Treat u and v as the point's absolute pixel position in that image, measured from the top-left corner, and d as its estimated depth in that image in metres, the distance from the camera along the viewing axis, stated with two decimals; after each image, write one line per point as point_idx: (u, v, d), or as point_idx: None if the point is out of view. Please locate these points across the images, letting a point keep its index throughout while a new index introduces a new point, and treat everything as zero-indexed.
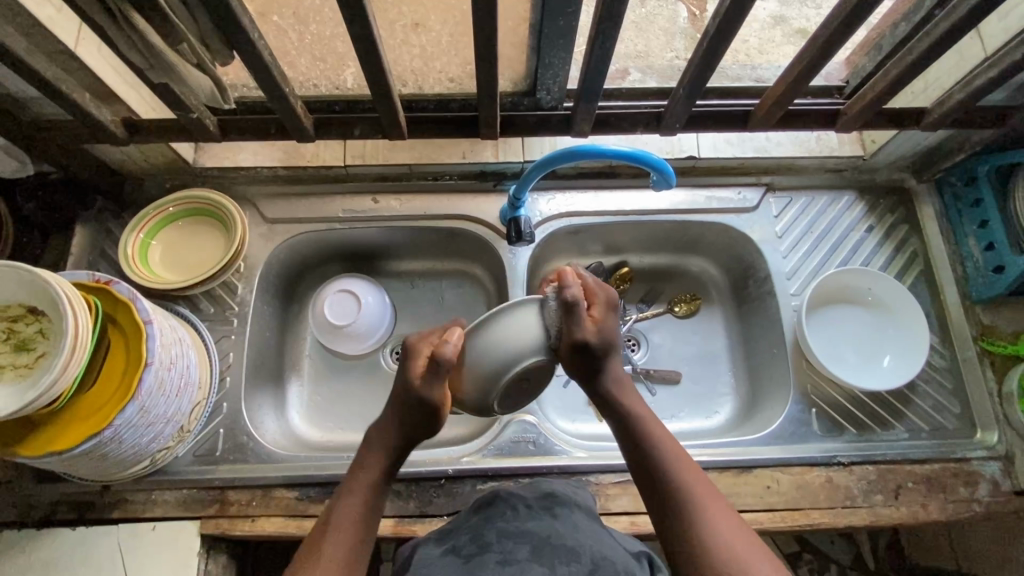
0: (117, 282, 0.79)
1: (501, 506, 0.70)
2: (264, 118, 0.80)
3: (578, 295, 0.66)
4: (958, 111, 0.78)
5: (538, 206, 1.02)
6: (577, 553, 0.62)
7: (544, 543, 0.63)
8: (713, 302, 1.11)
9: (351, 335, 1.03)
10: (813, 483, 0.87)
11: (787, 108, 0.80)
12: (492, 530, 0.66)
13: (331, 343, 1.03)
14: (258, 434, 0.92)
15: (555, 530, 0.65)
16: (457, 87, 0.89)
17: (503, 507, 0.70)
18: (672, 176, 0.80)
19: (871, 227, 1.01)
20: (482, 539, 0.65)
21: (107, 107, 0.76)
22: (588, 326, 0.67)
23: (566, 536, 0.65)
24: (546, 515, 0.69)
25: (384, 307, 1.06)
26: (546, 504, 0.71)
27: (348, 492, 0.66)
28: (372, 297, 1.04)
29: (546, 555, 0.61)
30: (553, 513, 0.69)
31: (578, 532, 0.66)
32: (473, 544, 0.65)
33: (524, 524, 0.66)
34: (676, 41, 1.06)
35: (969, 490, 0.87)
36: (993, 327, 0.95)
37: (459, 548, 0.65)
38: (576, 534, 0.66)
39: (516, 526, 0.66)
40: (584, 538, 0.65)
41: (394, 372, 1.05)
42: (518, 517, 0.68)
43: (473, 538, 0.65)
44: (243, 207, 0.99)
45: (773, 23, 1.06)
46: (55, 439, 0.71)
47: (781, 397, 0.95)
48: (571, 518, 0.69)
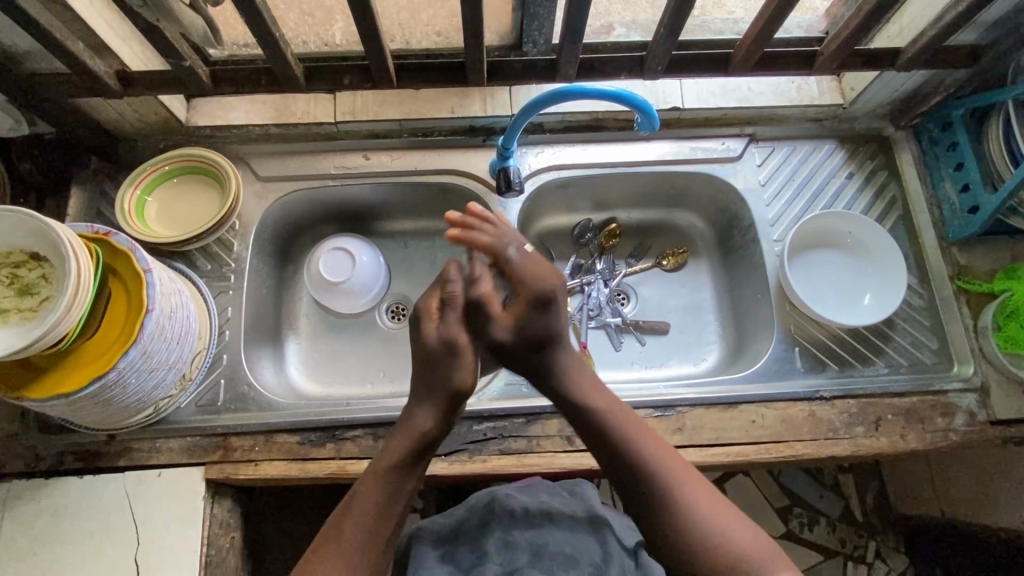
0: (116, 233, 0.80)
1: (498, 511, 0.78)
2: (256, 69, 0.81)
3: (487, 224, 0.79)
4: (931, 49, 0.81)
5: (527, 159, 1.04)
6: (575, 559, 0.73)
7: (541, 550, 0.74)
8: (699, 254, 1.14)
9: (341, 291, 1.05)
10: (796, 417, 0.90)
11: (765, 50, 0.82)
12: (491, 537, 0.76)
13: (326, 300, 1.05)
14: (258, 384, 0.94)
15: (550, 538, 0.75)
16: (444, 41, 0.91)
17: (500, 511, 0.78)
18: (656, 119, 0.82)
19: (851, 174, 1.04)
20: (481, 549, 0.75)
21: (102, 60, 0.78)
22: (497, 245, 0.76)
23: (563, 544, 0.75)
24: (541, 522, 0.77)
25: (378, 266, 1.07)
26: (543, 509, 0.79)
27: (364, 499, 0.67)
28: (366, 256, 1.06)
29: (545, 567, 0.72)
30: (548, 518, 0.77)
31: (568, 534, 0.76)
32: (472, 554, 0.75)
33: (520, 532, 0.76)
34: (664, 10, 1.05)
35: (946, 421, 0.91)
36: (969, 266, 0.98)
37: (459, 559, 0.75)
38: (569, 539, 0.76)
39: (513, 535, 0.76)
40: (578, 541, 0.76)
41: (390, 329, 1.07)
42: (517, 525, 0.77)
43: (473, 546, 0.76)
44: (237, 165, 1.01)
45: None
46: (63, 382, 0.73)
47: (767, 338, 0.98)
48: (566, 525, 0.77)
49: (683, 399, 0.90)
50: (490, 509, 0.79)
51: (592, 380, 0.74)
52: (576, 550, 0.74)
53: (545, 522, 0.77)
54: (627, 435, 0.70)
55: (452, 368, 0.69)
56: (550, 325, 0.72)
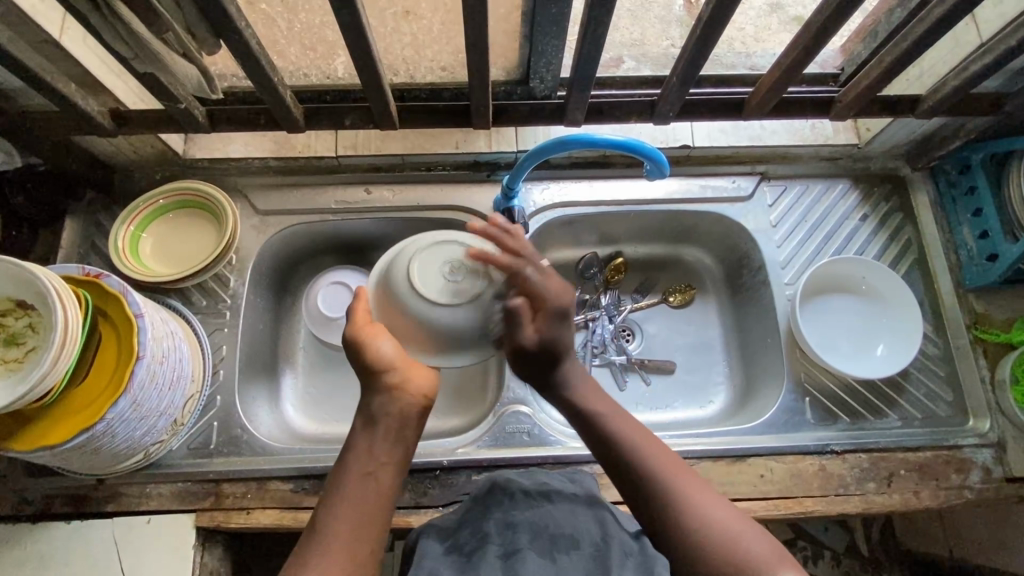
0: (108, 275, 0.78)
1: (498, 495, 0.72)
2: (253, 109, 0.78)
3: (521, 304, 0.65)
4: (954, 98, 0.78)
5: (532, 196, 1.01)
6: (576, 541, 0.65)
7: (542, 532, 0.65)
8: (707, 292, 1.11)
9: (335, 326, 1.01)
10: (806, 472, 0.87)
11: (780, 97, 0.79)
12: (491, 520, 0.68)
13: (321, 334, 1.02)
14: (253, 426, 0.92)
15: (553, 517, 0.67)
16: (449, 76, 0.88)
17: (500, 496, 0.72)
18: (666, 166, 0.79)
19: (865, 215, 1.01)
20: (481, 532, 0.66)
21: (95, 98, 0.75)
22: (529, 333, 0.66)
23: (564, 522, 0.66)
24: (541, 502, 0.70)
25: None
26: (542, 491, 0.72)
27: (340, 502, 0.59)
28: None
29: (546, 546, 0.64)
30: (548, 498, 0.70)
31: (574, 514, 0.68)
32: (473, 540, 0.66)
33: (521, 513, 0.68)
34: (672, 29, 1.04)
35: (961, 477, 0.88)
36: (986, 315, 0.95)
37: (459, 545, 0.66)
38: (571, 519, 0.67)
39: (512, 516, 0.67)
40: (580, 521, 0.67)
41: None
42: (517, 507, 0.69)
43: (473, 531, 0.67)
44: (235, 198, 0.99)
45: (770, 10, 1.04)
46: (48, 433, 0.71)
47: (776, 386, 0.95)
48: (566, 505, 0.70)
49: (689, 452, 0.87)
50: (490, 495, 0.71)
51: (596, 387, 0.71)
52: (578, 531, 0.66)
53: (545, 503, 0.70)
54: (643, 454, 0.65)
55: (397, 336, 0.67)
56: (562, 343, 0.67)
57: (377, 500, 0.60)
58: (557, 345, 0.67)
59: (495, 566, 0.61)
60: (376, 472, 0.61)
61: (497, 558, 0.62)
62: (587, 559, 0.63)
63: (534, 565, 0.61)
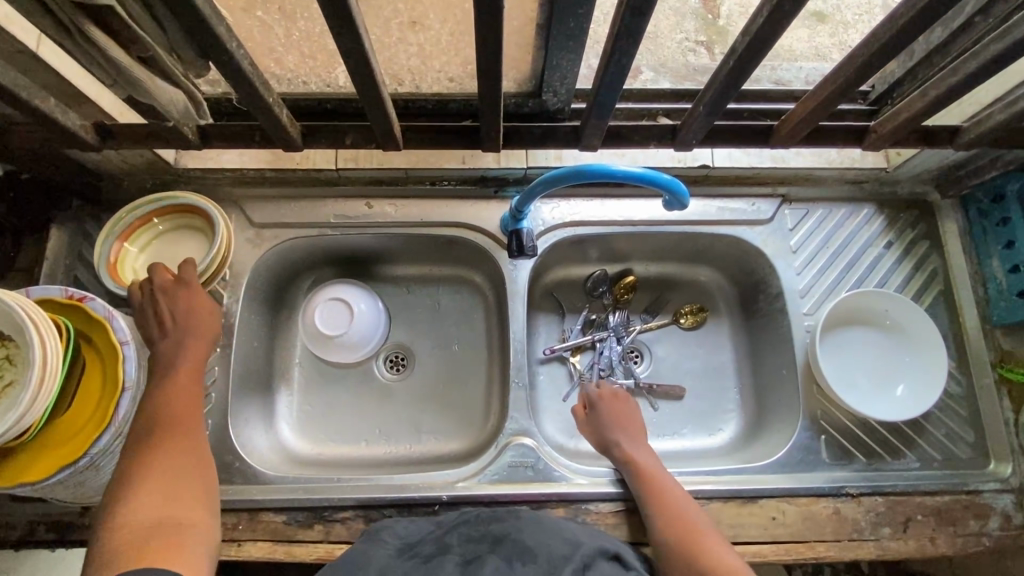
0: (92, 299, 0.74)
1: (468, 514, 0.74)
2: (247, 125, 0.73)
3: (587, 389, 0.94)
4: (999, 133, 0.72)
5: (541, 214, 0.97)
6: (534, 553, 0.65)
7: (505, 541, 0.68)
8: (720, 314, 1.07)
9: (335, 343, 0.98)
10: (819, 515, 0.84)
11: (813, 127, 0.74)
12: (455, 535, 0.70)
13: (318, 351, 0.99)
14: (246, 452, 0.88)
15: (514, 530, 0.69)
16: (457, 87, 0.84)
17: (470, 515, 0.74)
18: (687, 197, 0.74)
19: (890, 243, 0.96)
20: (443, 543, 0.69)
21: (77, 111, 0.70)
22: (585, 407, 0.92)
23: (527, 536, 0.68)
24: (509, 518, 0.72)
25: (378, 316, 1.01)
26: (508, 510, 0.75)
27: (157, 414, 0.71)
28: (365, 304, 0.99)
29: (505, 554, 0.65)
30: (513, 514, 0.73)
31: (542, 533, 0.69)
32: (433, 548, 0.68)
33: (488, 528, 0.70)
34: (686, 22, 0.99)
35: (980, 523, 0.85)
36: (1013, 352, 0.92)
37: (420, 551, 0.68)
38: (537, 534, 0.68)
39: (483, 531, 0.70)
40: (547, 536, 0.68)
41: (390, 384, 1.01)
42: (482, 522, 0.72)
43: (435, 542, 0.69)
44: (229, 210, 0.94)
45: None
46: (28, 469, 0.67)
47: (790, 420, 0.92)
48: (534, 517, 0.72)
49: (700, 492, 0.84)
50: (463, 515, 0.74)
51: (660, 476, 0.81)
52: (539, 544, 0.66)
53: (513, 517, 0.72)
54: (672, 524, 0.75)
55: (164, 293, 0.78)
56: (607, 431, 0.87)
57: (194, 405, 0.74)
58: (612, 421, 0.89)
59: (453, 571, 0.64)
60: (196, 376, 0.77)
61: (456, 564, 0.65)
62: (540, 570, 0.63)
63: (490, 569, 0.62)
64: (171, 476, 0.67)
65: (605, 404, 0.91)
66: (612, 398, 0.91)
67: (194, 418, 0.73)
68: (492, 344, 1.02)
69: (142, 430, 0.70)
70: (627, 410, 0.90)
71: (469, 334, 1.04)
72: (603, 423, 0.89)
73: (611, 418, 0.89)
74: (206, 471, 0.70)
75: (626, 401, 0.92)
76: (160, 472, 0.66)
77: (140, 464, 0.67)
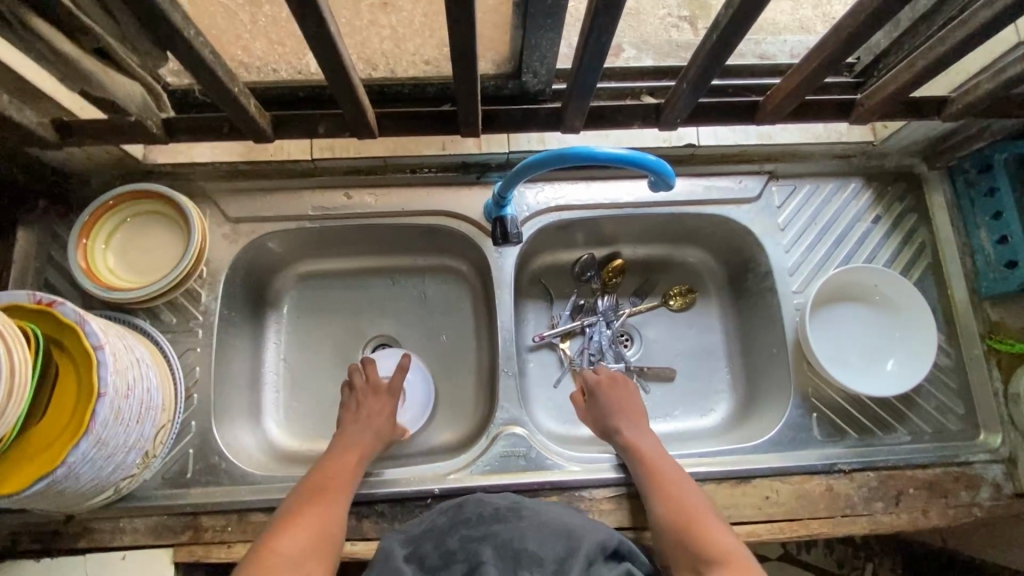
0: (62, 302, 0.71)
1: (466, 513, 0.72)
2: (215, 116, 0.70)
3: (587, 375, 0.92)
4: (987, 102, 0.71)
5: (526, 199, 0.95)
6: (540, 559, 0.64)
7: (507, 548, 0.65)
8: (709, 295, 1.06)
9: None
10: (813, 492, 0.84)
11: (799, 101, 0.72)
12: (455, 535, 0.69)
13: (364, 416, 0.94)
14: (232, 452, 0.87)
15: (516, 533, 0.67)
16: (434, 70, 0.81)
17: (468, 513, 0.72)
18: (672, 177, 0.72)
19: (878, 217, 0.96)
20: (446, 548, 0.67)
21: (34, 108, 0.67)
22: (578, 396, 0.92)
23: (529, 539, 0.66)
24: (509, 518, 0.70)
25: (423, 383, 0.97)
26: (510, 507, 0.72)
27: (322, 475, 0.78)
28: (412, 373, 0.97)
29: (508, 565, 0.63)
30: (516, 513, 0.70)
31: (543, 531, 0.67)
32: (438, 556, 0.66)
33: (489, 528, 0.68)
34: None
35: (971, 494, 0.85)
36: (1001, 323, 0.91)
37: (423, 557, 0.67)
38: (538, 536, 0.66)
39: (483, 531, 0.68)
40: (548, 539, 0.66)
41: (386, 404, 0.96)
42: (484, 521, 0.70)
43: (436, 546, 0.68)
44: (203, 204, 0.91)
45: None
46: (3, 481, 0.65)
47: (781, 398, 0.92)
48: (536, 516, 0.70)
49: (693, 474, 0.83)
50: (459, 511, 0.72)
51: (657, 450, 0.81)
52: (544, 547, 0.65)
53: (513, 517, 0.69)
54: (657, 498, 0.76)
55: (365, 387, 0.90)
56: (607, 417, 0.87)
57: (353, 482, 0.79)
58: (614, 405, 0.87)
59: None
60: (365, 459, 0.82)
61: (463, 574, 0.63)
62: None
63: None
64: (312, 524, 0.72)
65: (604, 391, 0.90)
66: (609, 385, 0.90)
67: (347, 485, 0.78)
68: (480, 333, 1.01)
69: (307, 489, 0.77)
70: (627, 396, 0.89)
71: (456, 324, 1.02)
72: (603, 408, 0.88)
73: (611, 402, 0.88)
74: (341, 531, 0.74)
75: (625, 384, 0.91)
76: (305, 526, 0.72)
77: (292, 513, 0.73)
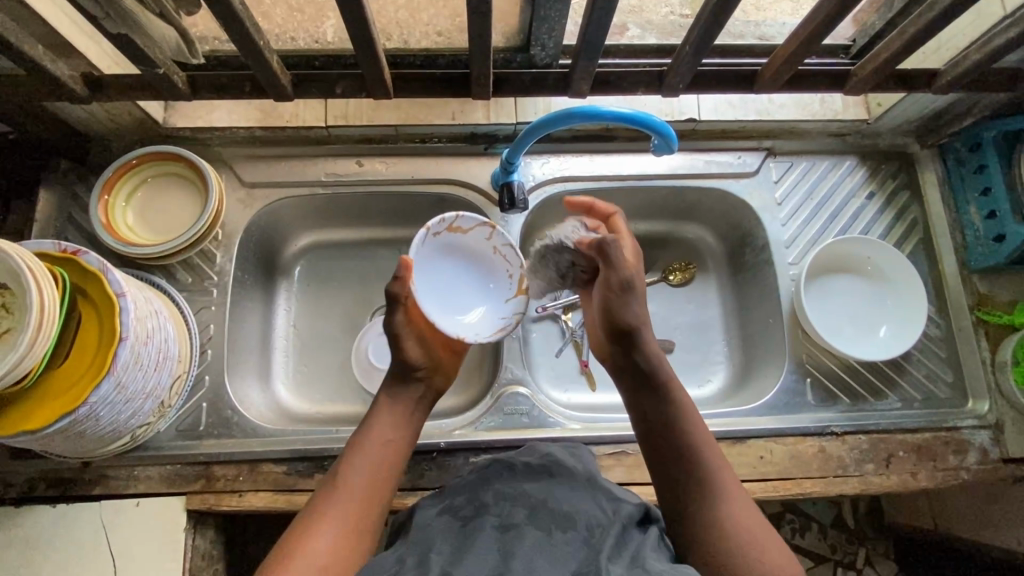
0: (86, 252, 0.74)
1: (496, 470, 0.70)
2: (238, 74, 0.74)
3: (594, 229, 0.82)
4: (974, 74, 0.75)
5: (531, 169, 0.98)
6: (572, 520, 0.61)
7: (540, 508, 0.62)
8: (708, 270, 1.09)
9: (356, 352, 1.00)
10: (806, 453, 0.87)
11: (796, 70, 0.76)
12: (488, 492, 0.66)
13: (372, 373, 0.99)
14: (243, 408, 0.89)
15: (550, 493, 0.64)
16: (446, 42, 0.84)
17: (499, 471, 0.69)
18: (674, 141, 0.76)
19: (871, 193, 0.99)
20: (478, 501, 0.65)
21: (65, 62, 0.70)
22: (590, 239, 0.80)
23: (562, 501, 0.63)
24: (541, 478, 0.67)
25: None
26: (543, 466, 0.70)
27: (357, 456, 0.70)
28: None
29: (543, 522, 0.60)
30: (548, 473, 0.67)
31: (572, 494, 0.64)
32: (470, 509, 0.64)
33: (521, 488, 0.65)
34: None
35: (958, 458, 0.88)
36: (990, 296, 0.94)
37: (456, 510, 0.65)
38: (570, 499, 0.64)
39: (514, 489, 0.65)
40: (580, 502, 0.64)
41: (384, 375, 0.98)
42: (515, 480, 0.67)
43: (469, 499, 0.65)
44: (220, 169, 0.94)
45: None
46: (27, 418, 0.68)
47: (776, 365, 0.95)
48: (567, 480, 0.67)
49: None
50: (490, 470, 0.70)
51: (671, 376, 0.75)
52: (577, 510, 0.62)
53: (548, 478, 0.67)
54: (687, 429, 0.71)
55: (404, 346, 0.76)
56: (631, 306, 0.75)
57: (393, 466, 0.71)
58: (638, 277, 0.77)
59: (491, 538, 0.59)
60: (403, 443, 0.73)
61: (494, 528, 0.60)
62: (581, 540, 0.59)
63: (529, 543, 0.57)
64: (341, 511, 0.65)
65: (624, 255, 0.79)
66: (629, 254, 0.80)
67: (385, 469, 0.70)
68: None
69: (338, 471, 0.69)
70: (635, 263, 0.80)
71: None
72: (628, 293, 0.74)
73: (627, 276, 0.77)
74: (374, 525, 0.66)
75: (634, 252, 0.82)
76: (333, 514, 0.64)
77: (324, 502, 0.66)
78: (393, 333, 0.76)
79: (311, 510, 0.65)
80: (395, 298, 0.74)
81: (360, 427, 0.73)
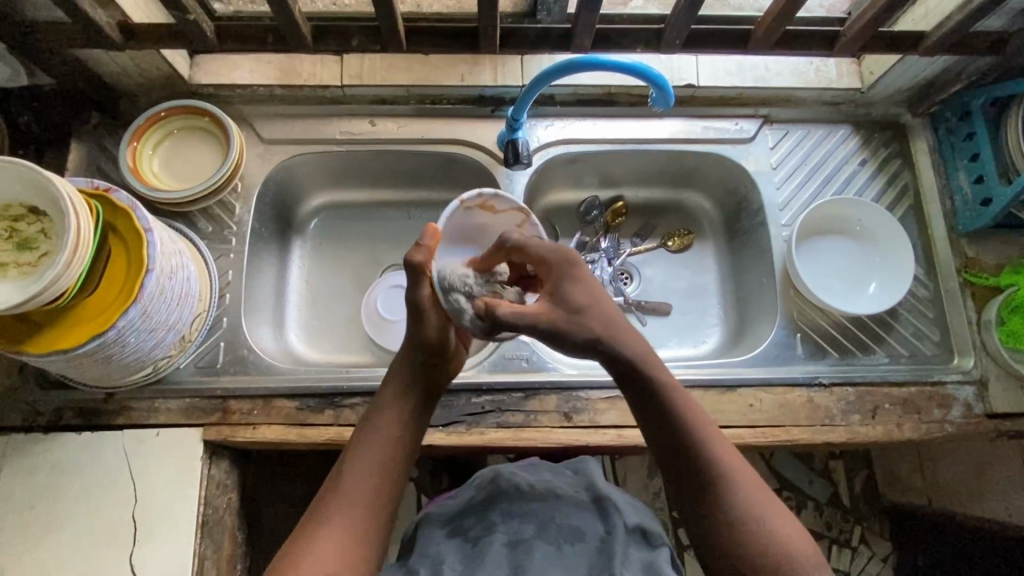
0: (117, 190, 0.79)
1: (503, 484, 0.75)
2: (263, 26, 0.80)
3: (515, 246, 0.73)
4: (955, 35, 0.79)
5: (536, 132, 1.02)
6: (581, 534, 0.69)
7: (548, 525, 0.70)
8: (705, 236, 1.13)
9: (365, 305, 1.03)
10: (794, 402, 0.90)
11: (785, 29, 0.80)
12: (496, 508, 0.72)
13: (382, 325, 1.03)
14: (258, 348, 0.94)
15: (556, 511, 0.71)
16: (458, 6, 0.89)
17: (506, 486, 0.75)
18: (670, 95, 0.80)
19: (864, 160, 1.03)
20: (486, 520, 0.71)
21: (104, 10, 0.76)
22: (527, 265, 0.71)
23: (570, 515, 0.71)
24: (547, 496, 0.73)
25: None
26: (549, 487, 0.75)
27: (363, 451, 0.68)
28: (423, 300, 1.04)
29: (550, 539, 0.68)
30: (554, 494, 0.73)
31: (577, 510, 0.72)
32: (479, 527, 0.71)
33: (528, 505, 0.72)
34: None
35: (943, 412, 0.91)
36: (977, 260, 0.97)
37: (467, 530, 0.71)
38: (576, 513, 0.71)
39: (521, 507, 0.72)
40: (587, 517, 0.71)
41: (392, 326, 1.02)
42: (523, 496, 0.73)
43: (477, 518, 0.72)
44: (241, 126, 1.00)
45: None
46: (60, 338, 0.73)
47: (768, 322, 0.98)
48: (573, 498, 0.73)
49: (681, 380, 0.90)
50: (496, 482, 0.75)
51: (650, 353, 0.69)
52: (583, 526, 0.70)
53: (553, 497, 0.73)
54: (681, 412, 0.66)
55: (426, 321, 0.72)
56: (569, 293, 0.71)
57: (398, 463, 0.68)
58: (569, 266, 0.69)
59: (501, 558, 0.66)
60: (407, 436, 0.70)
61: (504, 545, 0.67)
62: (589, 552, 0.67)
63: (537, 564, 0.65)
64: (347, 512, 0.64)
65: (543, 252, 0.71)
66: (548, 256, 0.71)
67: (391, 465, 0.68)
68: None
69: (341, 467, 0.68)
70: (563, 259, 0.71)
71: None
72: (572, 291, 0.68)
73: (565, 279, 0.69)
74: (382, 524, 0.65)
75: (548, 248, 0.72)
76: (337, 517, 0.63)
77: (329, 500, 0.65)
78: (415, 303, 0.71)
79: (315, 510, 0.65)
80: (417, 267, 0.69)
81: (365, 422, 0.71)
